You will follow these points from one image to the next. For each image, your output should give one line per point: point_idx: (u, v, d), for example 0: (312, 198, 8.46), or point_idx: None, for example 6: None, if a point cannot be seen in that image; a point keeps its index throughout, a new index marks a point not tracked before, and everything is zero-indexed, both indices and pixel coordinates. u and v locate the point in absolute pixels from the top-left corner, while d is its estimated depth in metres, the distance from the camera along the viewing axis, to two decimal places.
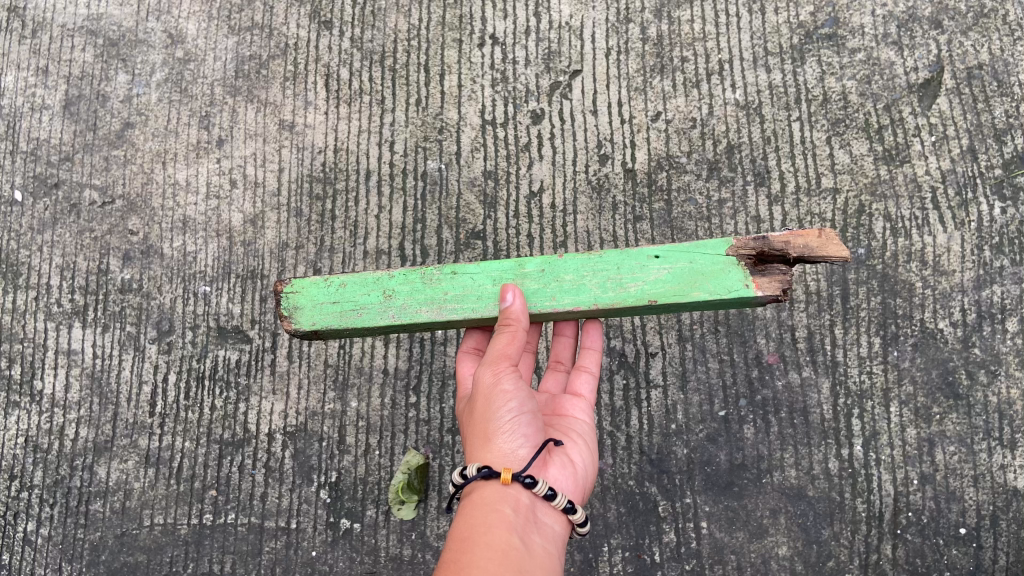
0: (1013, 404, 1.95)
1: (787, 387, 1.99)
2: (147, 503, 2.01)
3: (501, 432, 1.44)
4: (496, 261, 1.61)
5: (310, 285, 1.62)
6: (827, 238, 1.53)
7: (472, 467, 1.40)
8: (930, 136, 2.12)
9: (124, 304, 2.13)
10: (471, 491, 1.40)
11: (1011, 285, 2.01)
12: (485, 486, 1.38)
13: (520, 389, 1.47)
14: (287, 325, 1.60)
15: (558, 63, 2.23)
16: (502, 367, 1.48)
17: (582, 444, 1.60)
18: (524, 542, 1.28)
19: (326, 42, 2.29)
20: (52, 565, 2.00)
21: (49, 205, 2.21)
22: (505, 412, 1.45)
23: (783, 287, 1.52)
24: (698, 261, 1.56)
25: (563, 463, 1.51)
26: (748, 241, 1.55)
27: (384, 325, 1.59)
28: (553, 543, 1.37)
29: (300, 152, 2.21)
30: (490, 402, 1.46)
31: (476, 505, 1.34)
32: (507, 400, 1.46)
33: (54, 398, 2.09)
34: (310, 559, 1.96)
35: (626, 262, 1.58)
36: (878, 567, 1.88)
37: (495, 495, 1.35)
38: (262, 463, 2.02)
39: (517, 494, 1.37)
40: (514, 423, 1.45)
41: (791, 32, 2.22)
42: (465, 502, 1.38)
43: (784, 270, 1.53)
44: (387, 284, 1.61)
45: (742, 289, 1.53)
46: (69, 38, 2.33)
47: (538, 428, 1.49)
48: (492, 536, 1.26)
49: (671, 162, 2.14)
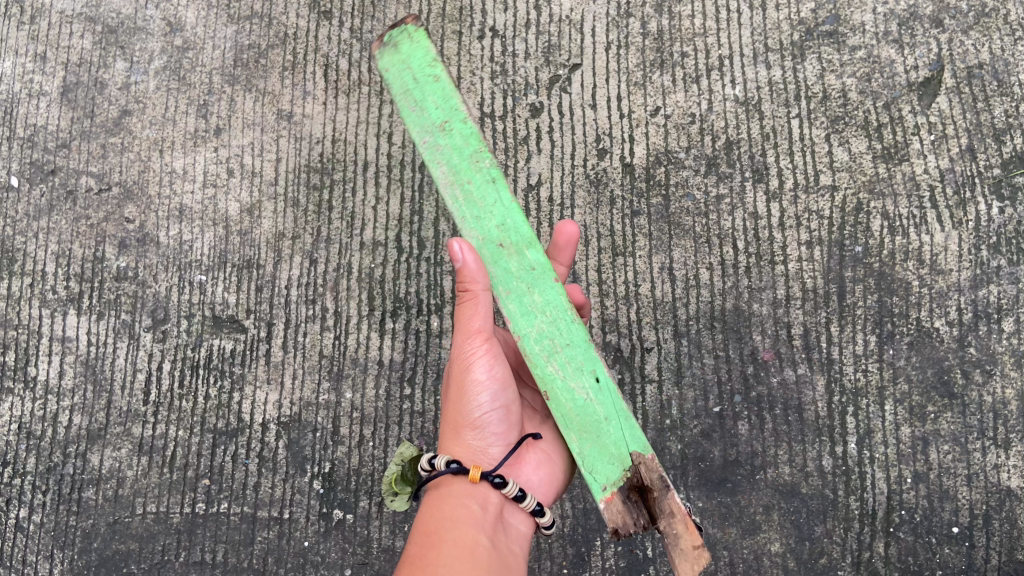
0: (1008, 404, 1.95)
1: (782, 383, 1.99)
2: (140, 491, 2.01)
3: (472, 429, 1.49)
4: (522, 219, 1.53)
5: (423, 46, 1.63)
6: (689, 553, 1.37)
7: (441, 458, 1.43)
8: (929, 134, 2.11)
9: (120, 292, 2.13)
10: (440, 485, 1.43)
11: (1008, 284, 2.01)
12: (454, 479, 1.43)
13: (493, 383, 1.49)
14: (377, 49, 1.64)
15: (558, 56, 2.22)
16: (477, 346, 1.48)
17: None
18: (490, 539, 1.34)
19: (326, 32, 2.28)
20: (42, 552, 2.00)
21: (45, 191, 2.21)
22: (476, 406, 1.49)
23: (621, 526, 1.41)
24: (608, 429, 1.45)
25: (539, 461, 1.57)
26: (651, 475, 1.42)
27: (413, 138, 1.60)
28: (518, 542, 1.42)
29: (297, 143, 2.20)
30: (461, 387, 1.49)
31: (445, 498, 1.39)
32: (478, 392, 1.48)
33: (48, 385, 2.08)
34: (302, 549, 1.96)
35: (577, 351, 1.48)
36: (870, 565, 1.88)
37: (463, 492, 1.40)
38: (255, 453, 2.01)
39: (486, 493, 1.42)
40: (485, 421, 1.50)
41: (791, 29, 2.21)
42: (432, 496, 1.42)
43: (636, 521, 1.41)
44: (451, 116, 1.59)
45: (597, 487, 1.43)
46: (68, 25, 2.32)
47: (511, 424, 1.53)
48: (459, 533, 1.31)
49: (670, 157, 2.14)
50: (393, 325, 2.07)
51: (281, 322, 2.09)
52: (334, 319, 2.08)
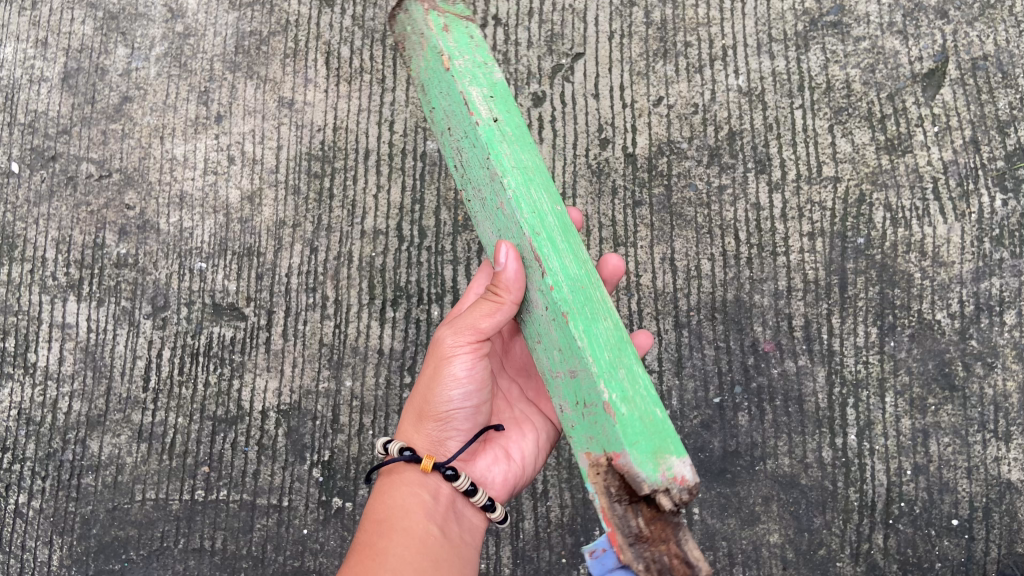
0: (1009, 397, 1.94)
1: (783, 374, 1.98)
2: (139, 478, 2.01)
3: (436, 420, 1.48)
4: None
5: None
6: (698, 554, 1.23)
7: (395, 444, 1.42)
8: (933, 126, 2.10)
9: (120, 279, 2.13)
10: (393, 470, 1.44)
11: (1010, 277, 2.00)
12: (408, 467, 1.43)
13: (470, 382, 1.46)
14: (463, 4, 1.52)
15: (560, 45, 2.21)
16: (465, 342, 1.43)
17: (536, 433, 1.65)
18: (440, 528, 1.36)
19: (328, 20, 2.27)
20: (42, 538, 2.00)
21: (46, 177, 2.20)
22: (446, 401, 1.46)
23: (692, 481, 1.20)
24: None
25: (497, 457, 1.56)
26: None
27: (500, 79, 1.43)
28: (470, 534, 1.43)
29: (299, 130, 2.19)
30: (436, 379, 1.46)
31: (396, 486, 1.41)
32: (452, 386, 1.46)
33: (48, 371, 2.08)
34: (301, 536, 1.96)
35: None
36: (869, 556, 1.88)
37: (415, 479, 1.41)
38: (255, 440, 2.01)
39: (439, 483, 1.43)
40: (451, 415, 1.48)
41: (796, 19, 2.20)
42: (386, 481, 1.44)
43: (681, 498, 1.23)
44: None
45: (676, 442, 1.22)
46: (69, 10, 2.32)
47: (477, 420, 1.53)
48: (406, 520, 1.34)
49: (672, 147, 2.13)
50: (393, 314, 2.07)
51: (281, 309, 2.08)
52: (334, 308, 2.08)
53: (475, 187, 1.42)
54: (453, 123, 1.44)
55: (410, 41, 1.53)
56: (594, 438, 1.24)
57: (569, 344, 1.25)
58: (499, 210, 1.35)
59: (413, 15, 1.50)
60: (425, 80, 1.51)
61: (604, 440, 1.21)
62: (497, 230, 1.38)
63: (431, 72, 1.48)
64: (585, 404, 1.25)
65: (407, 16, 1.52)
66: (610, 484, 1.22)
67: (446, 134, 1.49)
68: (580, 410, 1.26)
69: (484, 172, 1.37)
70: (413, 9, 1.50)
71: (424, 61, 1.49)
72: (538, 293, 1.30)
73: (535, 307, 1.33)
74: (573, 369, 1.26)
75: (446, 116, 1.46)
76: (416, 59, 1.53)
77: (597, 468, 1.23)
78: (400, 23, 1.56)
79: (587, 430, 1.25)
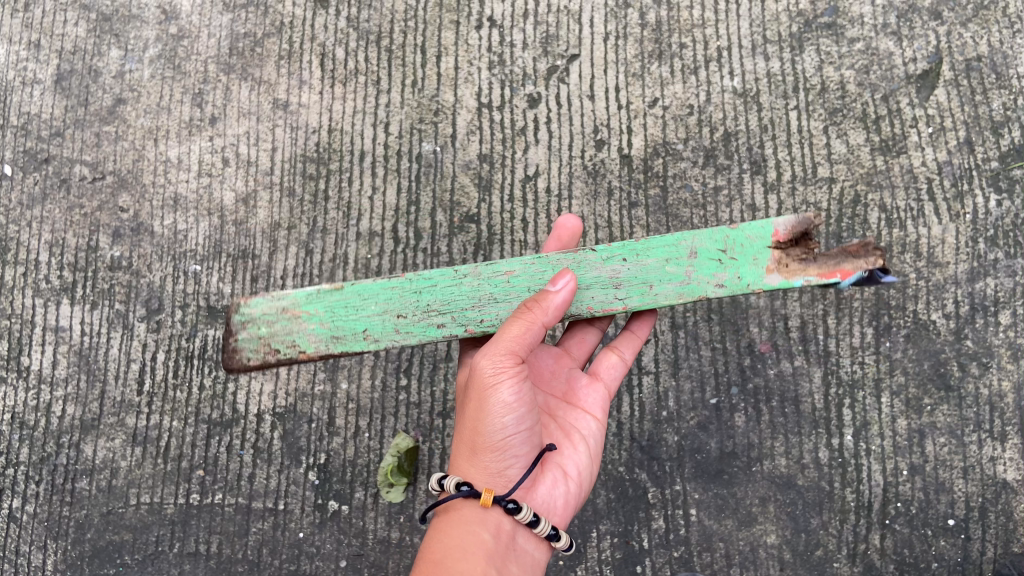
0: (1004, 397, 1.95)
1: (779, 375, 1.98)
2: (133, 482, 2.00)
3: (491, 452, 1.44)
4: None
5: None
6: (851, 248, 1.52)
7: (451, 481, 1.41)
8: (927, 127, 2.11)
9: (114, 282, 2.11)
10: (451, 508, 1.43)
11: (1005, 278, 2.01)
12: (466, 503, 1.42)
13: (520, 403, 1.43)
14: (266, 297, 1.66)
15: (556, 47, 2.21)
16: (507, 366, 1.41)
17: (586, 439, 1.62)
18: (499, 570, 1.36)
19: (322, 21, 2.26)
20: (36, 543, 1.99)
21: (39, 180, 2.19)
22: (498, 431, 1.42)
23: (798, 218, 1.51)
24: None
25: (556, 479, 1.54)
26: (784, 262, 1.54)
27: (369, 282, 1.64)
28: (530, 571, 1.43)
29: (293, 132, 2.19)
30: (484, 410, 1.42)
31: (454, 524, 1.40)
32: (503, 414, 1.42)
33: (42, 375, 2.07)
34: (298, 540, 1.96)
35: None
36: (865, 557, 1.89)
37: (476, 518, 1.40)
38: (250, 444, 2.00)
39: (500, 519, 1.41)
40: (507, 444, 1.44)
41: (790, 20, 2.20)
42: (444, 519, 1.43)
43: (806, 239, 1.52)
44: None
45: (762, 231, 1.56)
46: (61, 12, 2.30)
47: (534, 442, 1.49)
48: (465, 563, 1.34)
49: (668, 148, 2.13)
50: None
51: None
52: None
53: (470, 306, 1.55)
54: (397, 307, 1.56)
55: (277, 332, 1.58)
56: (755, 252, 1.50)
57: (667, 246, 1.52)
58: (510, 279, 1.55)
59: (263, 313, 1.59)
60: (330, 334, 1.57)
61: (756, 239, 1.50)
62: (523, 292, 1.54)
63: (326, 320, 1.57)
64: (722, 248, 1.51)
65: (255, 324, 1.59)
66: (796, 256, 1.49)
67: (397, 324, 1.55)
68: (729, 262, 1.50)
69: (464, 283, 1.56)
70: (258, 309, 1.59)
71: (312, 327, 1.57)
72: (610, 262, 1.53)
73: (618, 276, 1.53)
74: (689, 252, 1.52)
75: (384, 316, 1.56)
76: (303, 338, 1.57)
77: (780, 260, 1.49)
78: (250, 343, 1.58)
79: (747, 260, 1.50)
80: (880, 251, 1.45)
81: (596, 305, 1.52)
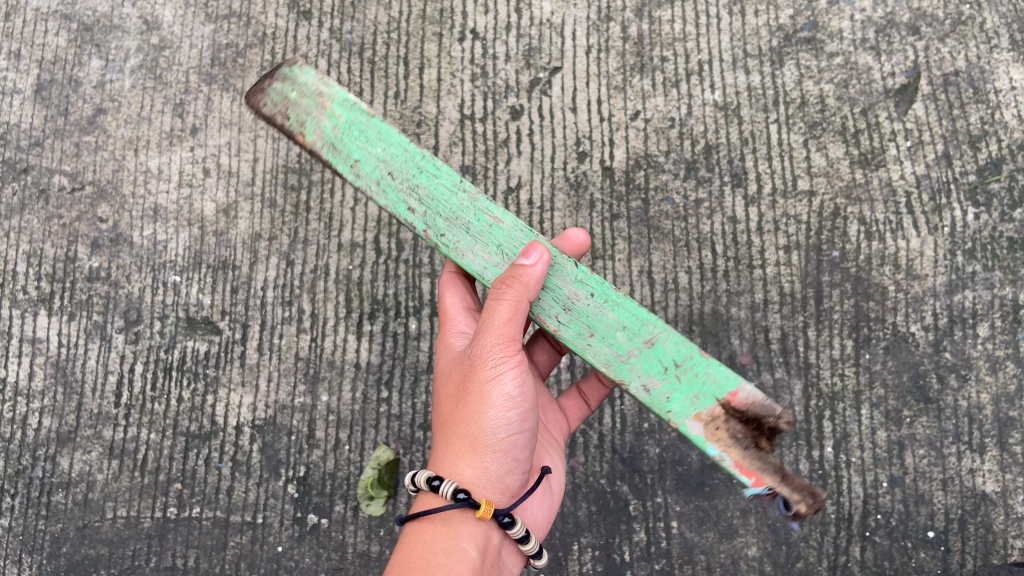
0: (983, 409, 1.96)
1: (760, 387, 1.99)
2: (110, 495, 1.98)
3: (495, 451, 1.41)
4: None
5: None
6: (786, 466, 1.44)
7: (450, 487, 1.36)
8: (906, 141, 2.13)
9: (92, 293, 2.09)
10: (437, 516, 1.37)
11: (983, 290, 2.02)
12: (456, 514, 1.38)
13: (524, 400, 1.43)
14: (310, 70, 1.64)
15: (538, 59, 2.22)
16: (509, 356, 1.41)
17: (558, 465, 1.68)
18: None
19: (305, 32, 2.26)
20: (11, 557, 1.96)
21: (17, 190, 2.18)
22: (501, 429, 1.41)
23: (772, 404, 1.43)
24: None
25: (542, 495, 1.60)
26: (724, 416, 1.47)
27: None
28: None
29: (275, 142, 2.18)
30: (485, 400, 1.40)
31: (443, 537, 1.35)
32: (507, 409, 1.42)
33: (18, 386, 2.05)
34: (276, 554, 1.94)
35: None
36: (846, 569, 1.89)
37: (467, 531, 1.37)
38: (229, 456, 1.98)
39: (488, 532, 1.40)
40: (511, 444, 1.43)
41: (770, 35, 2.22)
42: (426, 528, 1.36)
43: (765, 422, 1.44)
44: None
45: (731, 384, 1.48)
46: (42, 22, 2.30)
47: (531, 448, 1.48)
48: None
49: (649, 161, 2.14)
50: (371, 327, 2.05)
51: (256, 323, 2.06)
52: (311, 321, 2.06)
53: (450, 218, 1.52)
54: (396, 169, 1.54)
55: (297, 105, 1.56)
56: (699, 391, 1.45)
57: (636, 318, 1.48)
58: (493, 226, 1.51)
59: (305, 79, 1.58)
60: (332, 140, 1.55)
61: (712, 383, 1.45)
62: (496, 248, 1.51)
63: (339, 126, 1.56)
64: (677, 363, 1.46)
65: (292, 83, 1.58)
66: (734, 430, 1.43)
67: (382, 182, 1.53)
68: (670, 377, 1.46)
69: (461, 197, 1.52)
70: (303, 74, 1.58)
71: (325, 122, 1.56)
72: (578, 287, 1.49)
73: (574, 303, 1.48)
74: (648, 339, 1.47)
75: (379, 166, 1.54)
76: (311, 124, 1.56)
77: (716, 415, 1.43)
78: (275, 94, 1.58)
79: (686, 390, 1.45)
80: (812, 505, 1.38)
81: (536, 309, 1.48)
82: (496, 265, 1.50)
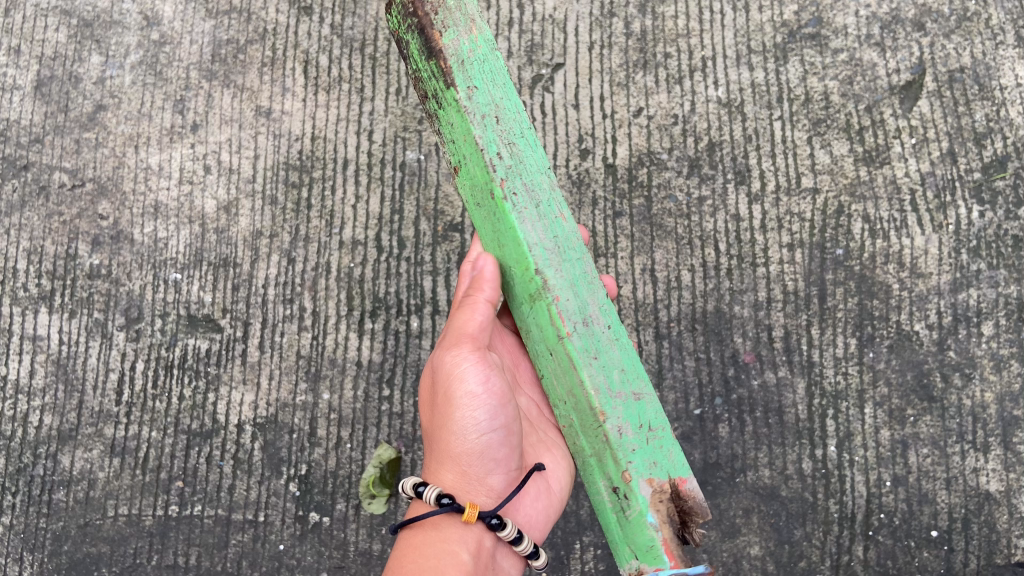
0: (987, 408, 1.95)
1: (762, 386, 1.98)
2: (111, 493, 1.97)
3: (470, 455, 1.43)
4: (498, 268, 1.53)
5: None
6: None
7: (433, 492, 1.36)
8: (910, 138, 2.12)
9: (92, 290, 2.09)
10: (426, 525, 1.37)
11: (987, 288, 2.01)
12: (444, 520, 1.37)
13: (490, 400, 1.44)
14: None
15: (540, 55, 2.20)
16: (468, 355, 1.45)
17: (558, 463, 1.62)
18: None
19: (306, 28, 2.25)
20: (12, 555, 1.96)
21: (17, 187, 2.17)
22: (470, 431, 1.43)
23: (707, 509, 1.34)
24: None
25: (539, 495, 1.56)
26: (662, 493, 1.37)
27: None
28: None
29: (277, 139, 2.17)
30: (451, 405, 1.45)
31: (431, 542, 1.34)
32: (473, 408, 1.43)
33: (19, 384, 2.04)
34: (277, 552, 1.93)
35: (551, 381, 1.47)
36: (849, 568, 1.88)
37: (456, 536, 1.36)
38: (230, 454, 1.98)
39: (479, 536, 1.39)
40: (485, 446, 1.44)
41: (774, 31, 2.20)
42: (416, 536, 1.36)
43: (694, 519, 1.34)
44: None
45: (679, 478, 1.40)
46: (42, 18, 2.28)
47: (514, 447, 1.48)
48: None
49: (652, 158, 2.13)
50: (372, 325, 2.04)
51: (258, 321, 2.05)
52: (312, 319, 2.05)
53: (528, 188, 1.44)
54: (504, 118, 1.46)
55: (452, 14, 1.47)
56: (656, 462, 1.36)
57: (634, 366, 1.41)
58: (558, 219, 1.44)
59: None
60: (462, 58, 1.47)
61: (671, 460, 1.37)
62: (552, 236, 1.43)
63: (474, 51, 1.47)
64: (651, 426, 1.38)
65: None
66: (668, 511, 1.33)
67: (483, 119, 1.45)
68: (641, 433, 1.37)
69: (544, 178, 1.45)
70: None
71: (465, 41, 1.47)
72: (599, 310, 1.41)
73: (590, 322, 1.40)
74: (637, 391, 1.39)
75: (490, 105, 1.46)
76: (451, 31, 1.47)
77: (668, 490, 1.34)
78: None
79: (647, 454, 1.36)
80: None
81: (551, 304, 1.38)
82: (545, 248, 1.41)
